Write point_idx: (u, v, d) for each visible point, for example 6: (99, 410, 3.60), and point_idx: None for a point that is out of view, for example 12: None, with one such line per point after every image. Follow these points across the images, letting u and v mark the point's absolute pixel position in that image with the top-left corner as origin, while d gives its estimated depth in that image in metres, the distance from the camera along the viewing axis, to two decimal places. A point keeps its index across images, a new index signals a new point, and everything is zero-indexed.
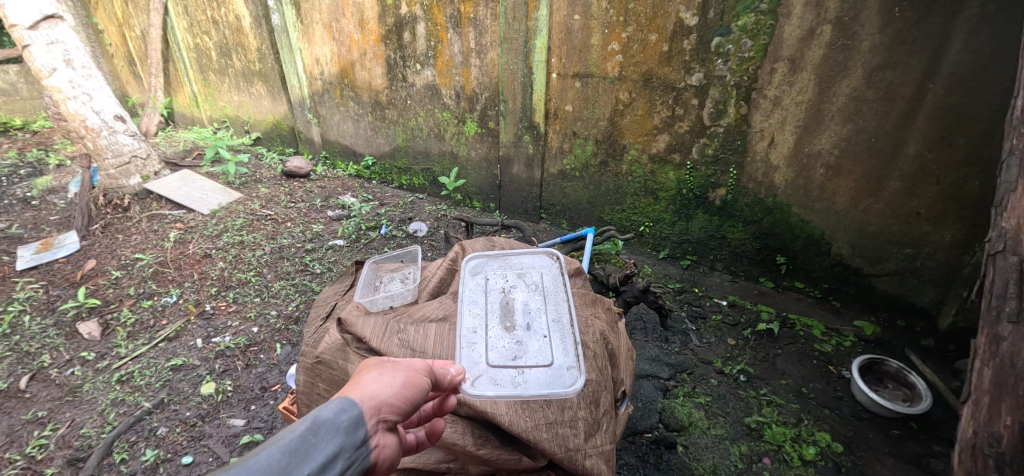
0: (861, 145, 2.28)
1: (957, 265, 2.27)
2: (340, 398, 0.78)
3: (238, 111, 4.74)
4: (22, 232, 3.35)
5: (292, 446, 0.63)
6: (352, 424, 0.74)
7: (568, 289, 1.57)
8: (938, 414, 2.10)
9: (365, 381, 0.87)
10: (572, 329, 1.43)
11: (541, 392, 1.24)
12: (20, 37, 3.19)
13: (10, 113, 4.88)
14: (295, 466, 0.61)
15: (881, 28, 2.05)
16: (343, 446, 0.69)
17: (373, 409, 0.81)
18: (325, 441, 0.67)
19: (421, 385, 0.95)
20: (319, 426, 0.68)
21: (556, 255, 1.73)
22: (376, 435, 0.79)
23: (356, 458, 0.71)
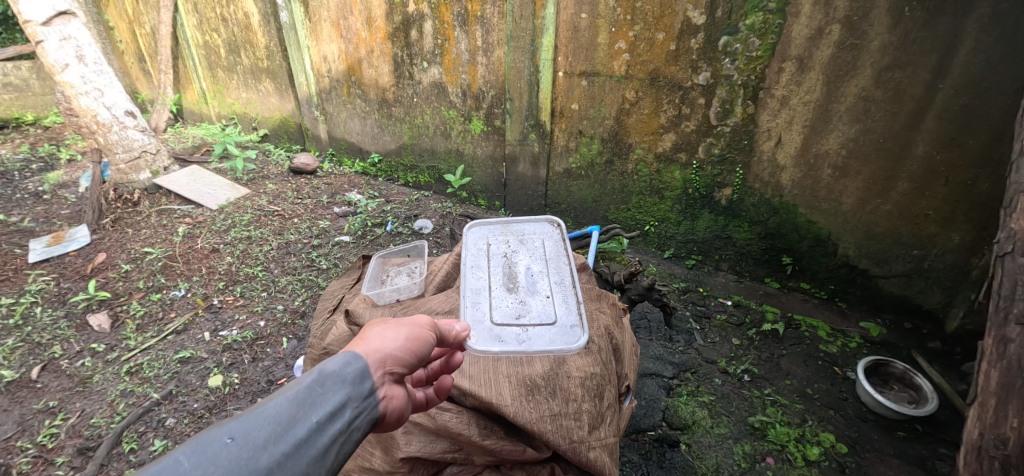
0: (869, 145, 2.27)
1: (965, 267, 2.26)
2: (347, 353, 0.89)
3: (246, 109, 4.78)
4: (34, 225, 3.40)
5: (300, 397, 0.73)
6: (358, 376, 0.84)
7: (568, 256, 1.85)
8: (944, 417, 2.09)
9: (370, 337, 0.96)
10: (574, 289, 1.71)
11: (545, 347, 1.51)
12: (33, 33, 3.24)
13: (22, 108, 4.94)
14: (305, 413, 0.72)
15: (891, 27, 2.04)
16: (350, 398, 0.79)
17: (378, 361, 0.91)
18: (332, 392, 0.77)
19: (423, 339, 1.05)
20: (328, 380, 0.79)
21: (556, 223, 2.01)
22: (383, 387, 0.90)
23: (364, 408, 0.81)
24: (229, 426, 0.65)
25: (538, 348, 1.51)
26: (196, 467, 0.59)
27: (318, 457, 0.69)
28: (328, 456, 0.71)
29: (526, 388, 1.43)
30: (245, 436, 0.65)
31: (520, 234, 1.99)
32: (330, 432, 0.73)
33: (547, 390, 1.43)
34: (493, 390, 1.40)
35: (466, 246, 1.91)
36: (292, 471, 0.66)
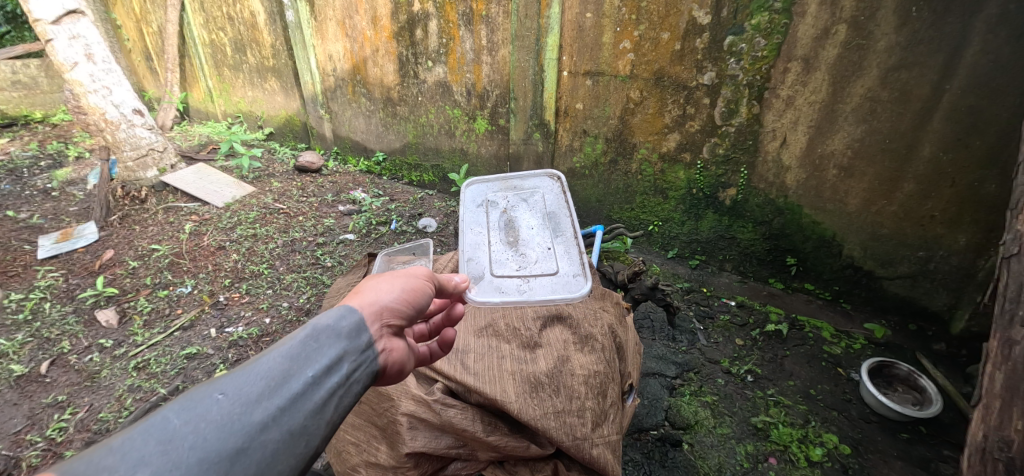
0: (874, 145, 2.26)
1: (971, 269, 2.25)
2: (343, 308, 1.00)
3: (252, 107, 4.81)
4: (43, 222, 3.44)
5: (294, 355, 0.84)
6: (353, 331, 0.96)
7: (568, 211, 1.94)
8: (949, 418, 2.09)
9: (365, 291, 1.07)
10: (576, 239, 1.84)
11: (548, 296, 1.57)
12: (43, 31, 3.26)
13: (31, 106, 4.99)
14: (299, 368, 0.83)
15: (897, 28, 2.03)
16: (344, 353, 0.91)
17: (373, 314, 1.03)
18: (327, 347, 0.89)
19: (420, 289, 1.18)
20: (324, 336, 0.90)
21: (555, 178, 2.12)
22: (382, 340, 1.03)
23: (362, 361, 0.94)
24: (223, 384, 0.76)
25: (540, 297, 1.57)
26: (187, 422, 0.68)
27: (314, 408, 0.80)
28: (326, 407, 0.82)
29: (529, 385, 1.44)
30: (238, 392, 0.75)
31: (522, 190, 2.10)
32: (325, 383, 0.84)
33: (550, 388, 1.44)
34: (497, 387, 1.41)
35: (468, 204, 2.05)
36: (290, 420, 0.76)
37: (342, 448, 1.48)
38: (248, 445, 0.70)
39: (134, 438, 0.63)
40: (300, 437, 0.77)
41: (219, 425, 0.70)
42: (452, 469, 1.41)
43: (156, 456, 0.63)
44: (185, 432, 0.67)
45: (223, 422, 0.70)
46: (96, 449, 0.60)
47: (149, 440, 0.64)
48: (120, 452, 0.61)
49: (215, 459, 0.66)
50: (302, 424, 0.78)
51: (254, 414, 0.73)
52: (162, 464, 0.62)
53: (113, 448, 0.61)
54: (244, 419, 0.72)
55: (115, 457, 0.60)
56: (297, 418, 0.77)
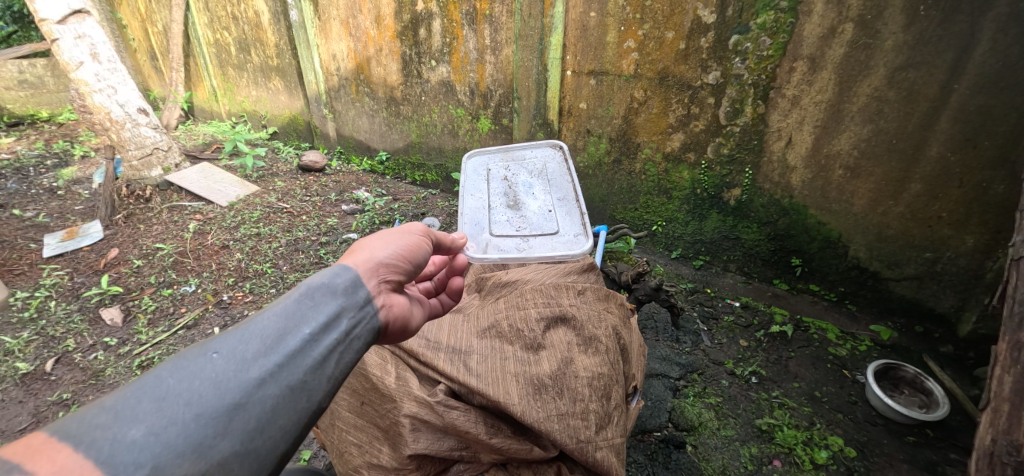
0: (881, 146, 2.24)
1: (979, 271, 2.22)
2: (339, 266, 1.05)
3: (256, 106, 4.83)
4: (48, 220, 3.46)
5: (290, 314, 0.90)
6: (350, 288, 1.01)
7: (570, 179, 2.09)
8: (955, 422, 2.07)
9: (361, 249, 1.11)
10: (577, 205, 1.98)
11: (545, 253, 1.75)
12: (49, 31, 3.29)
13: (37, 105, 5.02)
14: (295, 326, 0.89)
15: (905, 27, 2.01)
16: (343, 310, 0.97)
17: (369, 271, 1.07)
18: (324, 306, 0.94)
19: (415, 243, 1.22)
20: (319, 295, 0.96)
21: (556, 147, 2.29)
22: (382, 295, 1.08)
23: (361, 318, 0.99)
24: (219, 343, 0.83)
25: (538, 254, 1.74)
26: (182, 380, 0.77)
27: (312, 364, 0.86)
28: (326, 361, 0.89)
29: (533, 387, 1.43)
30: (233, 352, 0.82)
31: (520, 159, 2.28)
32: (321, 340, 0.90)
33: (554, 390, 1.43)
34: (501, 389, 1.40)
35: (469, 171, 2.19)
36: (288, 375, 0.84)
37: (343, 450, 1.47)
38: (245, 401, 0.78)
39: (129, 398, 0.72)
40: (298, 392, 0.84)
41: (215, 383, 0.78)
42: (454, 471, 1.40)
43: (151, 413, 0.72)
44: (180, 390, 0.75)
45: (216, 380, 0.78)
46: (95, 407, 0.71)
47: (143, 399, 0.73)
48: (118, 410, 0.71)
49: (211, 415, 0.74)
50: (302, 380, 0.84)
51: (248, 371, 0.81)
52: (157, 421, 0.71)
53: (107, 407, 0.70)
54: (237, 377, 0.79)
55: (109, 414, 0.70)
56: (294, 374, 0.84)
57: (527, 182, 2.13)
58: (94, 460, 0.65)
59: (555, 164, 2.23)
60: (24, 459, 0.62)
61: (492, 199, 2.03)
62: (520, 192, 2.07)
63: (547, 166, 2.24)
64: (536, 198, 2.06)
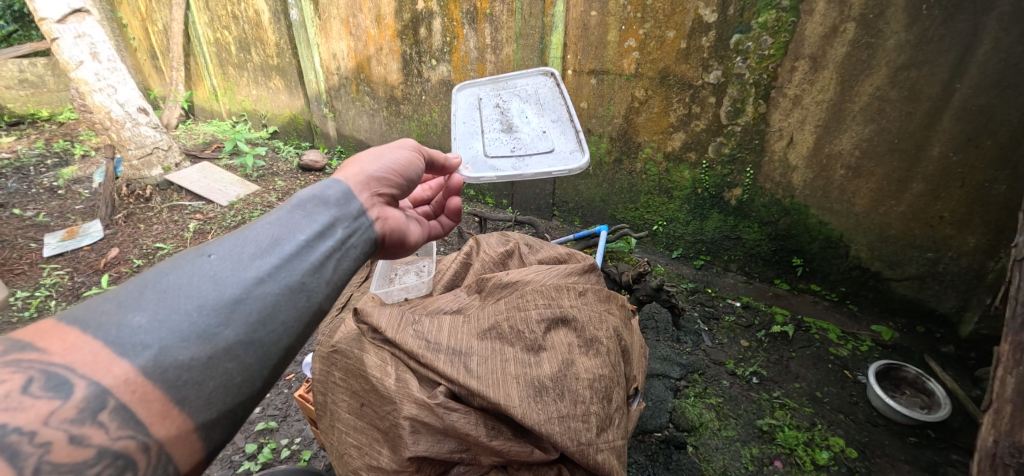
0: (883, 145, 2.23)
1: (981, 271, 2.21)
2: (331, 180, 1.11)
3: (256, 106, 4.82)
4: (48, 220, 3.46)
5: (286, 223, 0.96)
6: (343, 202, 1.06)
7: (564, 99, 1.97)
8: (957, 423, 2.06)
9: (353, 165, 1.16)
10: (572, 123, 1.90)
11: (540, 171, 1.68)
12: (48, 31, 3.28)
13: (38, 104, 5.02)
14: (292, 233, 0.95)
15: (907, 26, 2.00)
16: (338, 219, 1.03)
17: (361, 184, 1.13)
18: (319, 217, 1.00)
19: (403, 161, 1.25)
20: (312, 206, 1.01)
21: (549, 73, 2.09)
22: (376, 208, 1.14)
23: (357, 229, 1.05)
24: (218, 246, 0.89)
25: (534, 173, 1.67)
26: (183, 276, 0.83)
27: (309, 267, 0.93)
28: (323, 264, 0.96)
29: (533, 390, 1.42)
30: (232, 254, 0.89)
31: (512, 85, 2.09)
32: (318, 246, 0.96)
33: (554, 392, 1.43)
34: (502, 391, 1.39)
35: (458, 103, 2.05)
36: (287, 275, 0.90)
37: (343, 451, 1.47)
38: (244, 297, 0.84)
39: (134, 290, 0.79)
40: (300, 288, 0.91)
41: (214, 280, 0.84)
42: (455, 473, 1.40)
43: (153, 303, 0.78)
44: (181, 284, 0.82)
45: (216, 275, 0.85)
46: (104, 298, 0.78)
47: (146, 291, 0.80)
48: (125, 299, 0.78)
49: (213, 305, 0.81)
50: (299, 280, 0.91)
51: (248, 269, 0.87)
52: (158, 309, 0.78)
53: (110, 299, 0.78)
54: (235, 275, 0.86)
55: (114, 304, 0.77)
56: (295, 272, 0.91)
57: (520, 106, 1.99)
58: (103, 341, 0.72)
59: (548, 89, 2.06)
60: (37, 339, 0.72)
61: (484, 126, 1.93)
62: (513, 116, 1.95)
63: (540, 91, 2.06)
64: (531, 121, 1.94)
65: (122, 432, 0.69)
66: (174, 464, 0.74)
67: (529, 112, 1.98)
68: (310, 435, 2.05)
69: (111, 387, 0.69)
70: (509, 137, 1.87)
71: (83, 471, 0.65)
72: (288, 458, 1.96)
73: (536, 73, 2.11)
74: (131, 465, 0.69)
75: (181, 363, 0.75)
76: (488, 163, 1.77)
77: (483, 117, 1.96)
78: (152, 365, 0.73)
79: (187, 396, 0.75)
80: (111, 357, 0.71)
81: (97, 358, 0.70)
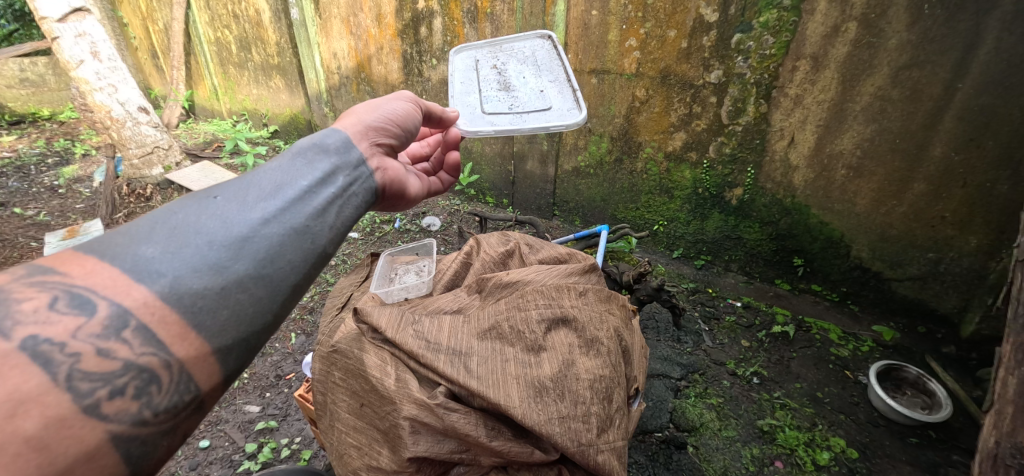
0: (884, 145, 2.22)
1: (982, 271, 2.21)
2: (329, 132, 1.18)
3: (257, 105, 4.82)
4: (49, 219, 3.46)
5: (289, 170, 1.01)
6: (343, 150, 1.14)
7: (562, 59, 1.94)
8: (958, 424, 2.06)
9: (353, 117, 1.25)
10: (569, 82, 1.86)
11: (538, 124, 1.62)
12: (49, 30, 3.29)
13: (39, 103, 5.02)
14: (295, 178, 1.00)
15: (909, 25, 1.99)
16: (341, 167, 1.10)
17: (360, 134, 1.22)
18: (321, 164, 1.07)
19: (399, 115, 1.36)
20: (312, 155, 1.07)
21: (546, 36, 2.09)
22: (375, 157, 1.22)
23: (358, 175, 1.13)
24: (223, 189, 0.93)
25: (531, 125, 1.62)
26: (191, 213, 0.85)
27: (312, 212, 0.97)
28: (326, 208, 1.01)
29: (533, 390, 1.42)
30: (237, 196, 0.92)
31: (509, 50, 2.08)
32: (320, 192, 1.02)
33: (555, 393, 1.42)
34: (502, 392, 1.39)
35: (456, 65, 2.04)
36: (293, 216, 0.94)
37: (343, 452, 1.47)
38: (252, 235, 0.87)
39: (145, 227, 0.81)
40: (306, 228, 0.95)
41: (221, 219, 0.87)
42: (455, 473, 1.40)
43: (165, 238, 0.80)
44: (189, 221, 0.84)
45: (224, 214, 0.88)
46: (116, 233, 0.81)
47: (157, 227, 0.82)
48: (138, 234, 0.80)
49: (224, 241, 0.84)
50: (304, 223, 0.95)
51: (254, 209, 0.91)
52: (170, 243, 0.80)
53: (125, 233, 0.80)
54: (242, 215, 0.89)
55: (128, 238, 0.79)
56: (301, 214, 0.95)
57: (517, 68, 1.98)
58: (121, 268, 0.74)
59: (545, 52, 2.03)
60: (56, 265, 0.73)
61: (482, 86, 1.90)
62: (510, 77, 1.93)
63: (537, 54, 2.04)
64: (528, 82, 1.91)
65: (146, 349, 0.71)
66: (195, 385, 0.76)
67: (526, 73, 1.96)
68: (310, 435, 2.05)
69: (132, 307, 0.71)
70: (507, 96, 1.84)
71: (112, 381, 0.68)
72: (288, 458, 1.96)
73: (534, 36, 2.12)
74: (154, 380, 0.72)
75: (197, 289, 0.77)
76: (485, 119, 1.74)
77: (481, 78, 1.94)
78: (169, 291, 0.75)
79: (203, 322, 0.77)
80: (130, 282, 0.73)
81: (116, 283, 0.73)
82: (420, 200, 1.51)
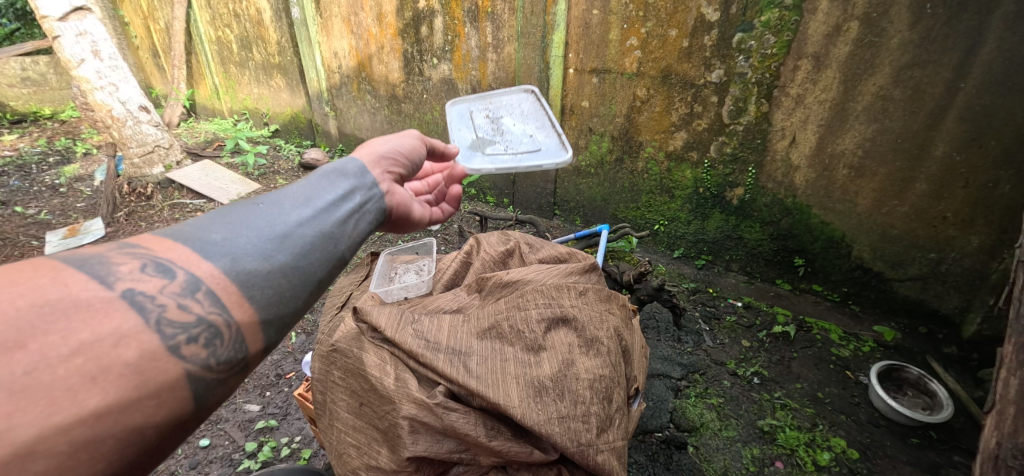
0: (886, 145, 2.22)
1: (984, 271, 2.20)
2: (348, 158, 1.24)
3: (258, 104, 4.82)
4: (50, 218, 3.46)
5: (314, 186, 1.08)
6: (359, 175, 1.19)
7: (547, 111, 2.00)
8: (959, 424, 2.05)
9: (368, 148, 1.29)
10: (556, 128, 1.90)
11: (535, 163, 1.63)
12: (51, 29, 3.29)
13: (40, 102, 5.03)
14: (318, 195, 1.06)
15: (911, 25, 1.98)
16: (358, 187, 1.15)
17: (373, 162, 1.26)
18: (339, 185, 1.12)
19: (414, 146, 1.41)
20: (336, 176, 1.14)
21: (531, 90, 2.16)
22: (386, 183, 1.25)
23: (372, 199, 1.16)
24: (261, 199, 1.01)
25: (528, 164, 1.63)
26: (238, 215, 0.94)
27: (337, 220, 1.03)
28: (346, 220, 1.06)
29: (533, 390, 1.42)
30: (274, 204, 1.00)
31: (497, 101, 2.11)
32: (343, 205, 1.08)
33: (555, 392, 1.42)
34: (501, 392, 1.38)
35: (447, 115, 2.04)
36: (320, 223, 1.00)
37: (343, 451, 1.47)
38: (289, 233, 0.94)
39: (200, 224, 0.91)
40: (331, 234, 1.00)
41: (264, 218, 0.95)
42: (454, 473, 1.40)
43: (218, 231, 0.89)
44: (237, 220, 0.93)
45: (267, 215, 0.96)
46: (182, 227, 0.91)
47: (211, 224, 0.91)
48: (198, 227, 0.90)
49: (267, 235, 0.92)
50: (330, 229, 1.01)
51: (290, 213, 0.98)
52: (225, 234, 0.89)
53: (188, 226, 0.90)
54: (281, 216, 0.96)
55: (190, 230, 0.89)
56: (326, 221, 1.01)
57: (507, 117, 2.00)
58: (193, 247, 0.84)
59: (531, 103, 2.09)
60: (141, 244, 0.84)
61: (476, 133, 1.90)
62: (501, 125, 1.95)
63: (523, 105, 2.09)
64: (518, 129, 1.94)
65: (213, 308, 0.79)
66: (246, 349, 0.82)
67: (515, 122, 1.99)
68: (310, 434, 2.05)
69: (203, 275, 0.80)
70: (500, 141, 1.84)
71: (188, 329, 0.75)
72: (288, 457, 1.96)
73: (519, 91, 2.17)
74: (219, 335, 0.78)
75: (247, 274, 0.85)
76: (483, 160, 1.72)
77: (474, 126, 1.94)
78: (229, 267, 0.84)
79: (253, 295, 0.84)
80: (199, 258, 0.83)
81: (189, 257, 0.82)
82: (420, 227, 1.51)
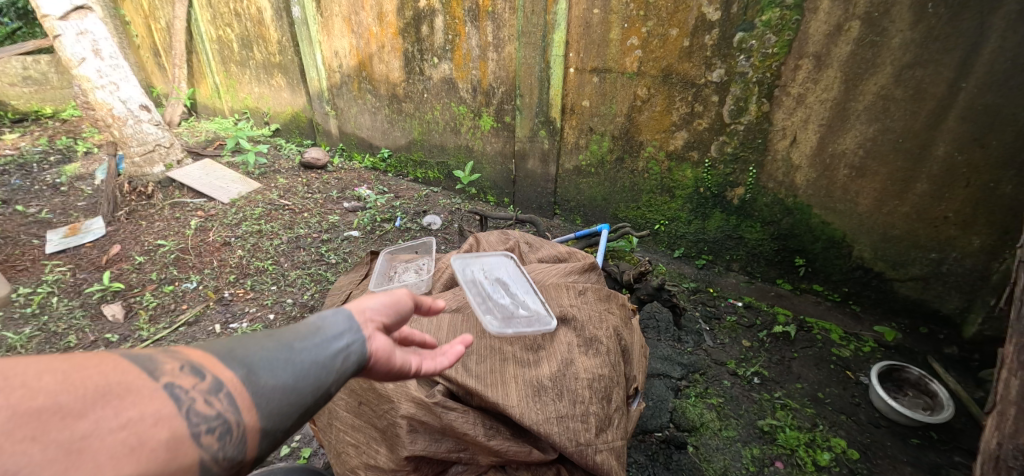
0: (887, 145, 2.21)
1: (985, 271, 2.19)
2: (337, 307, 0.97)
3: (258, 103, 4.81)
4: (51, 217, 3.46)
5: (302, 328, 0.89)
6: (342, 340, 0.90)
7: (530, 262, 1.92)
8: (960, 425, 2.05)
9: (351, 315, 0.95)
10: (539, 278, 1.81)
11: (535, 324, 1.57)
12: (52, 27, 3.28)
13: (41, 101, 5.03)
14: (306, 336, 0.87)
15: (913, 24, 1.98)
16: (346, 331, 0.92)
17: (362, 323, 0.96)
18: (328, 333, 0.90)
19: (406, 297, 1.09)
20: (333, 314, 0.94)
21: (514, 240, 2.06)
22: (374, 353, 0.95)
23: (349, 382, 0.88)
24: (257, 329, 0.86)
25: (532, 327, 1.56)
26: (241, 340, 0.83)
27: (334, 354, 0.87)
28: (337, 360, 0.87)
29: (532, 389, 1.41)
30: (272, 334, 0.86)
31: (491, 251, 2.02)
32: (341, 340, 0.90)
33: (554, 392, 1.41)
34: (501, 391, 1.38)
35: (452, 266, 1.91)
36: (312, 359, 0.84)
37: (342, 450, 1.48)
38: (288, 362, 0.81)
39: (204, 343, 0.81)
40: (323, 368, 0.84)
41: (272, 340, 0.84)
42: (453, 472, 1.39)
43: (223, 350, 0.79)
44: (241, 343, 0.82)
45: (274, 339, 0.84)
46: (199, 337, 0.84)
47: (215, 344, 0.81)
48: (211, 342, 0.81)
49: (272, 358, 0.81)
50: (323, 366, 0.84)
51: (292, 341, 0.85)
52: (234, 351, 0.79)
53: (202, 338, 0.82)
54: (286, 342, 0.84)
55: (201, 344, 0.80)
56: (319, 354, 0.85)
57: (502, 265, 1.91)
58: (215, 353, 0.78)
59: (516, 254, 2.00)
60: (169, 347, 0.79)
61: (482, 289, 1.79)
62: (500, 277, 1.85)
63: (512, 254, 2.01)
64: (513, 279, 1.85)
65: (229, 407, 0.72)
66: (246, 458, 0.73)
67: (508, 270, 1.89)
68: (310, 433, 2.05)
69: (224, 379, 0.74)
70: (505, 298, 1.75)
71: (207, 422, 0.69)
72: (288, 456, 1.96)
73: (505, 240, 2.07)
74: (229, 432, 0.71)
75: (249, 394, 0.75)
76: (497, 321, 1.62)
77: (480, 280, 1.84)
78: (244, 377, 0.76)
79: (260, 402, 0.75)
80: (219, 363, 0.76)
81: (210, 360, 0.76)
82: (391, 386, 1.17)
